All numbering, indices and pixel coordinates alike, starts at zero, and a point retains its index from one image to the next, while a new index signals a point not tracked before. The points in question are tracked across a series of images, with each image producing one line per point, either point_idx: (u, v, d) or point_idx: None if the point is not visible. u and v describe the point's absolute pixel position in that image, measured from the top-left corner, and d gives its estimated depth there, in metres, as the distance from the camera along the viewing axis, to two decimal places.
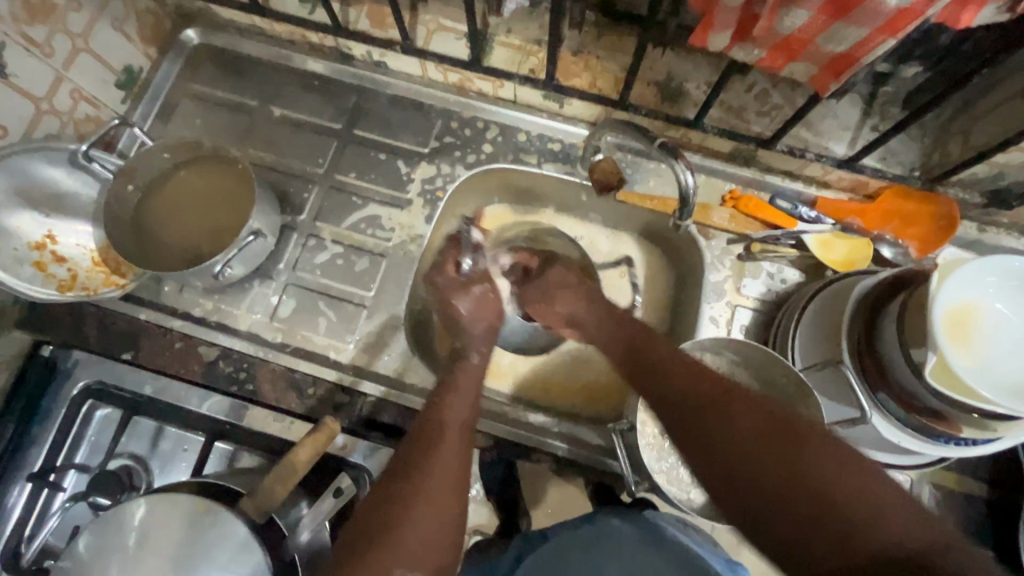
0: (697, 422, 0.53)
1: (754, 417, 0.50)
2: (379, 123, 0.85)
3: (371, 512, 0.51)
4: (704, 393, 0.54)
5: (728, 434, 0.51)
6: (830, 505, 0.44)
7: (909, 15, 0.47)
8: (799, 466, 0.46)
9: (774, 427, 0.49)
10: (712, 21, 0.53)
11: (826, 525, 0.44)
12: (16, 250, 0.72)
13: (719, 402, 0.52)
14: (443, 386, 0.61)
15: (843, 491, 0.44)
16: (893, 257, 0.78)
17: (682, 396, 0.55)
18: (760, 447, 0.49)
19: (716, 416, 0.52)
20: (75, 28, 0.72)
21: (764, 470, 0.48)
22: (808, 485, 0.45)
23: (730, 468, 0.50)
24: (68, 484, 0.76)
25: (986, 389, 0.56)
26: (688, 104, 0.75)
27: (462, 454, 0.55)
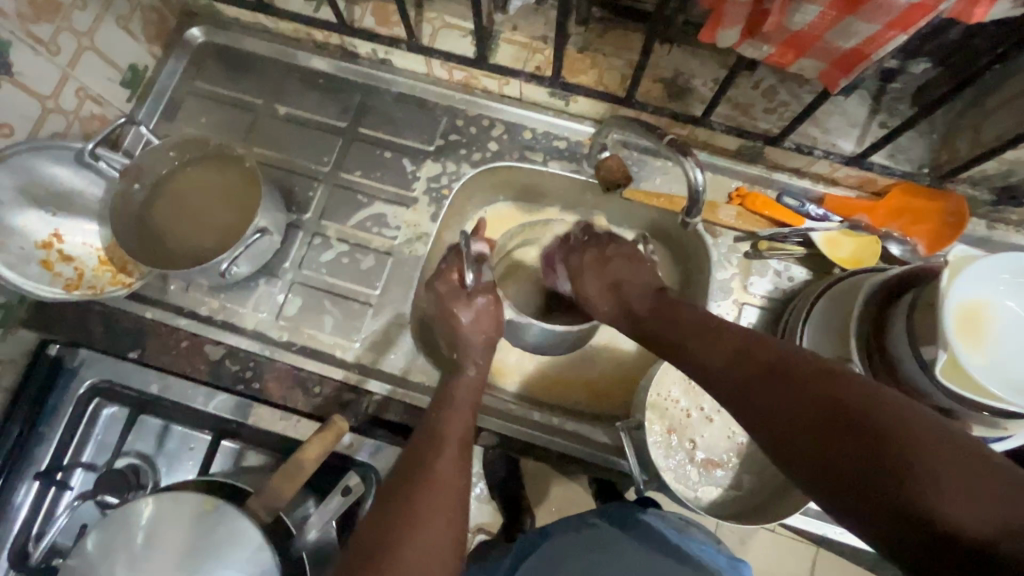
0: (753, 389, 0.49)
1: (817, 376, 0.45)
2: (384, 121, 0.84)
3: (373, 524, 0.51)
4: (757, 360, 0.50)
5: (789, 396, 0.46)
6: (909, 460, 0.37)
7: (921, 10, 0.47)
8: (870, 419, 0.40)
9: (840, 385, 0.44)
10: (721, 18, 0.53)
11: (905, 483, 0.37)
12: (22, 249, 0.71)
13: (775, 367, 0.48)
14: (439, 402, 0.63)
15: (928, 444, 0.37)
16: (902, 255, 0.77)
17: (735, 366, 0.51)
18: (823, 405, 0.43)
19: (773, 380, 0.48)
20: (80, 26, 0.72)
21: (817, 431, 0.42)
22: (883, 439, 0.39)
23: (791, 431, 0.44)
24: (76, 483, 0.77)
25: (997, 387, 0.55)
26: (695, 101, 0.75)
27: (461, 467, 0.55)
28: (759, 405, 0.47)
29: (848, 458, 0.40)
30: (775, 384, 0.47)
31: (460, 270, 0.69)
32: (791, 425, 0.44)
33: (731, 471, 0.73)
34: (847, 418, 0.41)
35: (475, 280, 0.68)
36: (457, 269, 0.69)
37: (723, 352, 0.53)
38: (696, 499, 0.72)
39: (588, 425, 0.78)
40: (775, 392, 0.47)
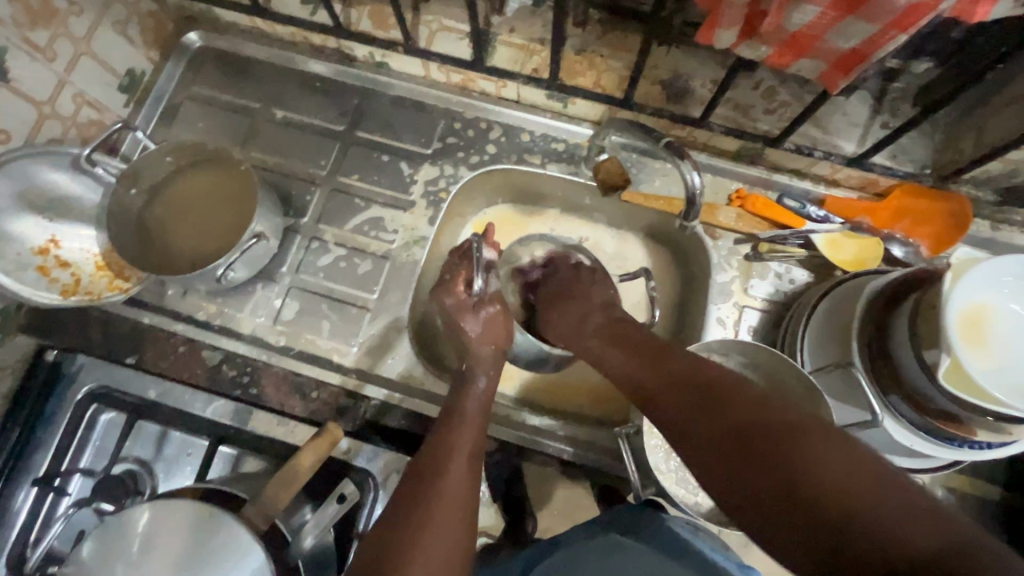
0: (688, 419, 0.50)
1: (749, 412, 0.47)
2: (382, 124, 0.84)
3: (382, 535, 0.50)
4: (700, 394, 0.50)
5: (719, 429, 0.47)
6: (824, 498, 0.39)
7: (921, 9, 0.46)
8: (790, 457, 0.42)
9: (765, 417, 0.46)
10: (717, 18, 0.52)
11: (826, 523, 0.38)
12: (18, 254, 0.71)
13: (710, 398, 0.49)
14: (448, 414, 0.63)
15: (842, 483, 0.39)
16: (905, 257, 0.76)
17: (672, 396, 0.53)
18: (751, 441, 0.45)
19: (710, 413, 0.49)
20: (76, 31, 0.72)
21: (748, 460, 0.44)
22: (806, 479, 0.40)
23: (722, 456, 0.46)
24: (74, 489, 0.76)
25: (1000, 391, 0.54)
26: (695, 102, 0.74)
27: (469, 479, 0.56)
28: (695, 435, 0.49)
29: (770, 492, 0.42)
30: (712, 416, 0.48)
31: (464, 281, 0.71)
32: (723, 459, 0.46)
33: None
34: (772, 457, 0.43)
35: (483, 288, 0.70)
36: (463, 280, 0.71)
37: (664, 380, 0.55)
38: (697, 505, 0.70)
39: (588, 429, 0.78)
40: (707, 425, 0.48)
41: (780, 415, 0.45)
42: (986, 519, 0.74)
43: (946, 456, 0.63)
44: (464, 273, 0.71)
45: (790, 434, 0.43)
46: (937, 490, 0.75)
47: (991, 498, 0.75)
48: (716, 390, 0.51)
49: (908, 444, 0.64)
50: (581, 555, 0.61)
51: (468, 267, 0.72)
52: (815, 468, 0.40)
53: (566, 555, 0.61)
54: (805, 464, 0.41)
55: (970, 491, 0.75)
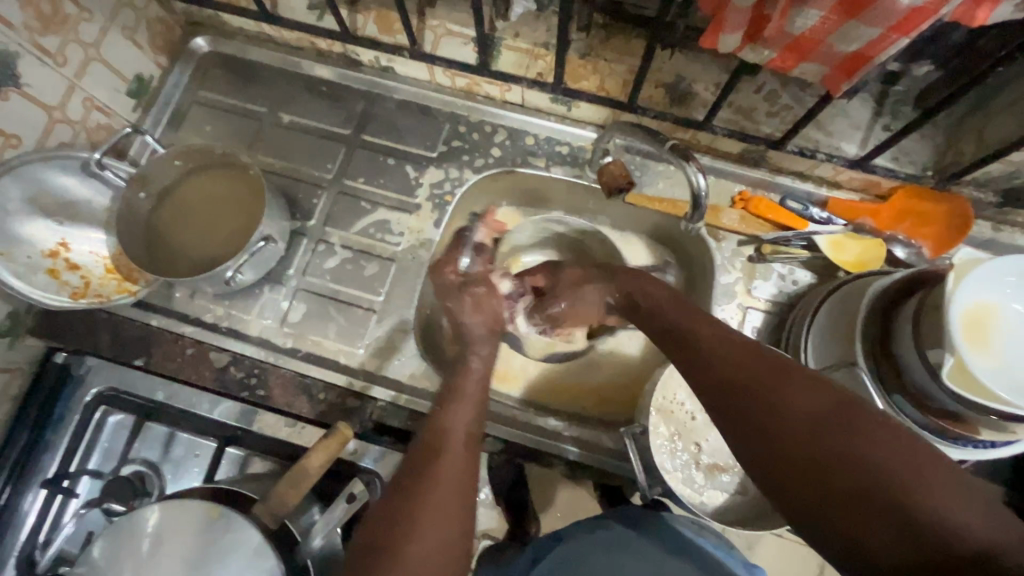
0: (755, 398, 0.50)
1: (820, 402, 0.47)
2: (387, 127, 0.85)
3: (381, 518, 0.51)
4: (762, 374, 0.51)
5: (785, 418, 0.47)
6: (888, 483, 0.41)
7: (922, 14, 0.47)
8: (859, 455, 0.43)
9: (837, 409, 0.46)
10: (722, 22, 0.53)
11: (892, 522, 0.40)
12: (30, 258, 0.72)
13: (776, 381, 0.50)
14: (445, 394, 0.63)
15: (910, 483, 0.41)
16: (907, 257, 0.77)
17: (734, 379, 0.52)
18: (820, 437, 0.45)
19: (773, 398, 0.49)
20: (87, 38, 0.73)
21: (811, 441, 0.45)
22: (873, 478, 0.42)
23: (784, 434, 0.47)
24: (83, 490, 0.77)
25: (1004, 390, 0.55)
26: (698, 105, 0.75)
27: (467, 460, 0.56)
28: (755, 419, 0.49)
29: (834, 474, 0.43)
30: (781, 400, 0.48)
31: (454, 264, 0.72)
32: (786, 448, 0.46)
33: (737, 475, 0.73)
34: (839, 450, 0.44)
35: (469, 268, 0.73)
36: (451, 263, 0.72)
37: (721, 361, 0.54)
38: (703, 504, 0.70)
39: (592, 429, 0.78)
40: (773, 411, 0.48)
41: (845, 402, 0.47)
42: None
43: (950, 456, 0.64)
44: (452, 256, 0.73)
45: (862, 431, 0.44)
46: None
47: (995, 497, 0.75)
48: (782, 375, 0.50)
49: None
50: (587, 549, 0.62)
51: (456, 250, 0.74)
52: (885, 466, 0.42)
53: (571, 553, 0.62)
54: (874, 461, 0.42)
55: None
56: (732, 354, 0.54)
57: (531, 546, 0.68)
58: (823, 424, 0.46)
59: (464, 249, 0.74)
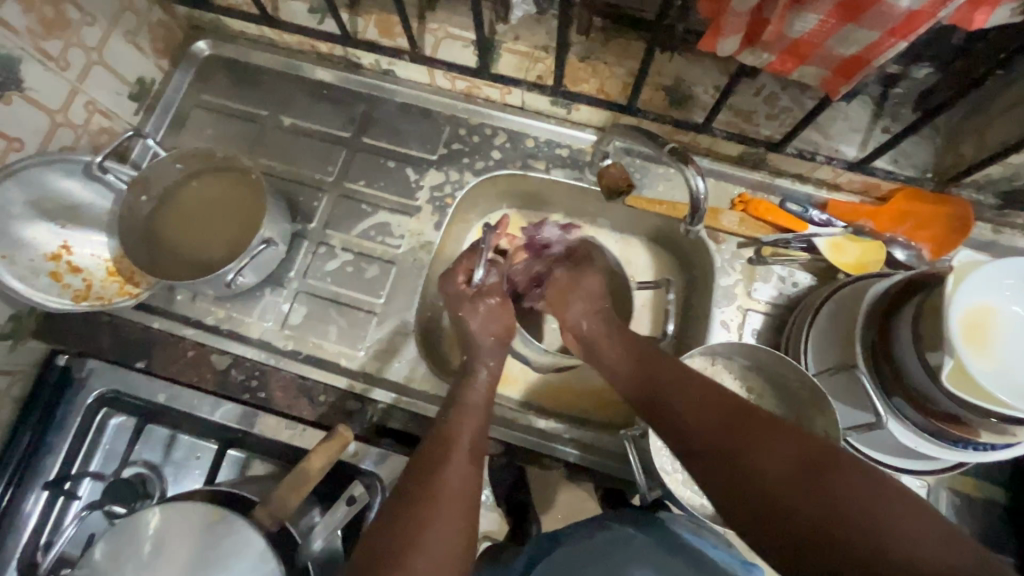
0: (721, 441, 0.52)
1: (791, 446, 0.49)
2: (388, 130, 0.85)
3: (384, 524, 0.51)
4: (727, 416, 0.53)
5: (760, 464, 0.49)
6: (850, 518, 0.43)
7: (920, 17, 0.47)
8: (835, 497, 0.44)
9: (797, 452, 0.48)
10: (721, 26, 0.53)
11: (861, 557, 0.41)
12: (32, 261, 0.72)
13: (740, 424, 0.52)
14: (450, 404, 0.63)
15: (886, 525, 0.41)
16: (907, 259, 0.76)
17: (709, 428, 0.54)
18: (795, 483, 0.46)
19: (748, 445, 0.50)
20: (89, 42, 0.73)
21: (773, 480, 0.47)
22: (851, 522, 0.42)
23: (750, 476, 0.49)
24: (84, 492, 0.77)
25: (1003, 393, 0.55)
26: (697, 108, 0.75)
27: (470, 470, 0.56)
28: (722, 460, 0.51)
29: (797, 512, 0.45)
30: (747, 444, 0.51)
31: (466, 273, 0.71)
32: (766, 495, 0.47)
33: None
34: (816, 495, 0.45)
35: (483, 279, 0.71)
36: (464, 269, 0.72)
37: (697, 407, 0.56)
38: (703, 507, 0.70)
39: (593, 432, 0.78)
40: (749, 459, 0.50)
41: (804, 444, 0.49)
42: (991, 521, 0.74)
43: (951, 458, 0.64)
44: (467, 263, 0.72)
45: (837, 474, 0.45)
46: (942, 493, 0.75)
47: (996, 500, 0.75)
48: (754, 422, 0.52)
49: (912, 446, 0.64)
50: (584, 550, 0.62)
51: (472, 257, 0.72)
52: (861, 509, 0.43)
53: (571, 554, 0.62)
54: (850, 505, 0.43)
55: (975, 494, 0.75)
56: (705, 401, 0.56)
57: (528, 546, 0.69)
58: (799, 469, 0.47)
59: (481, 261, 0.71)
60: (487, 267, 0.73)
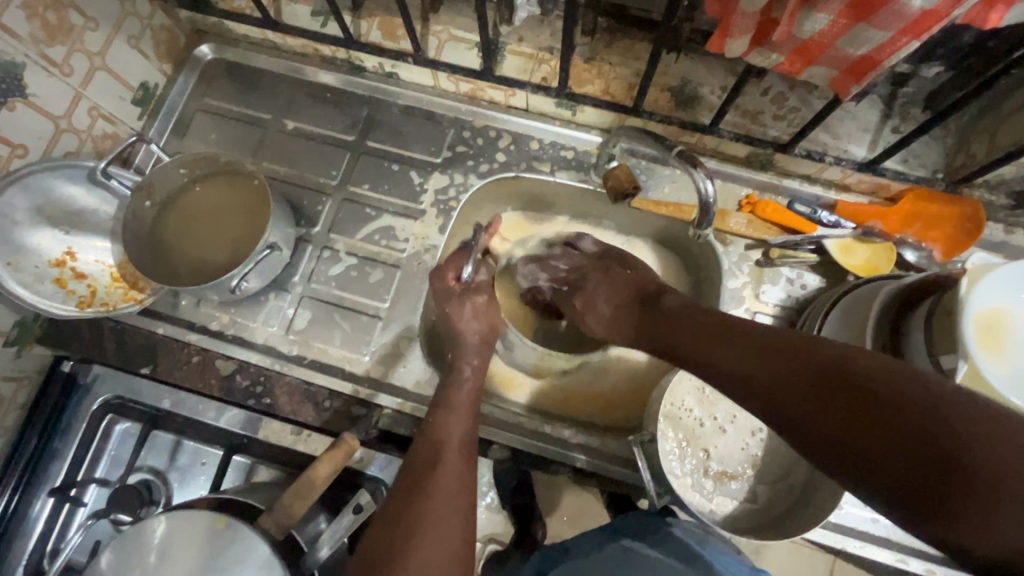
0: (762, 369, 0.48)
1: (836, 367, 0.43)
2: (391, 133, 0.85)
3: (380, 533, 0.53)
4: (764, 348, 0.49)
5: (802, 391, 0.44)
6: (888, 419, 0.37)
7: (932, 17, 0.46)
8: (887, 411, 0.38)
9: (838, 363, 0.43)
10: (729, 27, 0.52)
11: (905, 465, 0.36)
12: (37, 267, 0.72)
13: (785, 351, 0.47)
14: (436, 406, 0.62)
15: (929, 428, 0.36)
16: (917, 261, 0.76)
17: (751, 367, 0.49)
18: (832, 388, 0.42)
19: (805, 378, 0.44)
20: (92, 47, 0.73)
21: (811, 393, 0.43)
22: (928, 450, 0.35)
23: (784, 394, 0.45)
24: (89, 499, 0.77)
25: (1019, 397, 0.54)
26: (703, 109, 0.75)
27: (463, 471, 0.57)
28: (762, 384, 0.47)
29: (833, 421, 0.41)
30: (789, 363, 0.46)
31: (457, 269, 0.69)
32: (809, 422, 0.42)
33: (746, 482, 0.72)
34: (864, 410, 0.39)
35: (472, 275, 0.69)
36: (454, 266, 0.69)
37: (751, 351, 0.50)
38: (712, 513, 0.69)
39: (600, 436, 0.77)
40: (790, 389, 0.45)
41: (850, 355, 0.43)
42: None
43: None
44: (456, 262, 0.69)
45: (891, 390, 0.39)
46: None
47: None
48: (792, 342, 0.48)
49: None
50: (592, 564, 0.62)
51: (460, 255, 0.69)
52: (918, 422, 0.36)
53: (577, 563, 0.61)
54: (904, 417, 0.37)
55: None
56: (745, 343, 0.51)
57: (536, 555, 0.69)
58: (844, 387, 0.41)
59: (470, 257, 0.68)
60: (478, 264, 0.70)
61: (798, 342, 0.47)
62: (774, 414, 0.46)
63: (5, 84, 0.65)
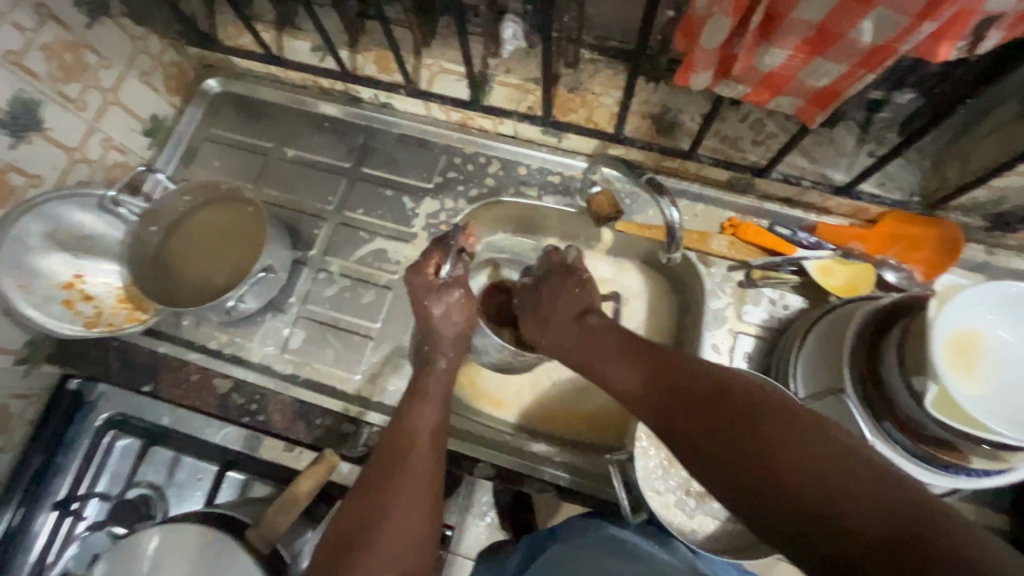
0: (675, 402, 0.53)
1: (745, 412, 0.49)
2: (385, 160, 0.88)
3: (351, 513, 0.54)
4: (676, 379, 0.55)
5: (707, 428, 0.50)
6: (780, 460, 0.44)
7: (884, 51, 0.48)
8: (765, 445, 0.45)
9: (740, 406, 0.49)
10: (692, 62, 0.55)
11: (788, 496, 0.42)
12: (47, 289, 0.76)
13: (693, 387, 0.53)
14: (412, 393, 0.65)
15: (803, 465, 0.43)
16: (898, 281, 0.77)
17: (664, 397, 0.55)
18: (737, 427, 0.48)
19: (712, 415, 0.50)
20: (106, 83, 0.78)
21: (720, 430, 0.49)
22: (806, 483, 0.42)
23: (694, 426, 0.51)
24: (90, 513, 0.80)
25: (991, 418, 0.54)
26: (683, 135, 0.78)
27: (434, 457, 0.59)
28: (676, 415, 0.53)
29: (737, 457, 0.46)
30: (698, 398, 0.52)
31: (436, 264, 0.68)
32: (712, 461, 0.48)
33: None
34: (751, 451, 0.46)
35: (451, 272, 0.68)
36: (434, 262, 0.68)
37: (666, 384, 0.55)
38: (693, 533, 0.70)
39: (584, 455, 0.79)
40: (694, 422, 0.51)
41: (749, 398, 0.50)
42: None
43: (943, 484, 0.63)
44: (436, 257, 0.68)
45: (773, 429, 0.46)
46: None
47: (999, 528, 0.72)
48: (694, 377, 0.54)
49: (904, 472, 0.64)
50: (582, 549, 0.63)
51: (440, 251, 0.68)
52: (795, 459, 0.43)
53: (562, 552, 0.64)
54: (780, 460, 0.44)
55: (975, 519, 0.73)
56: (665, 369, 0.57)
57: (522, 543, 0.71)
58: (741, 428, 0.48)
59: (449, 254, 0.68)
60: (456, 260, 0.69)
61: (706, 379, 0.54)
62: (683, 441, 0.51)
63: (23, 120, 0.69)
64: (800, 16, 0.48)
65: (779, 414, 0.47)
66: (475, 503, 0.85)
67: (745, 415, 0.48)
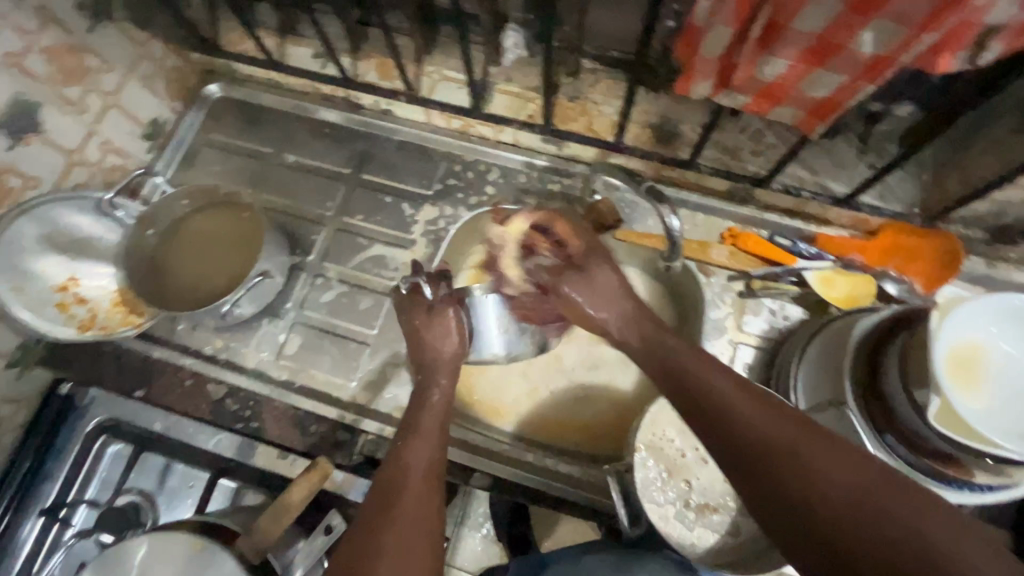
0: (776, 457, 0.48)
1: (865, 479, 0.45)
2: (385, 167, 0.88)
3: (342, 562, 0.52)
4: (774, 432, 0.49)
5: (814, 487, 0.45)
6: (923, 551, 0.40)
7: (884, 63, 0.48)
8: (903, 530, 0.42)
9: (861, 476, 0.45)
10: (692, 71, 0.55)
11: None
12: (40, 293, 0.75)
13: (795, 444, 0.48)
14: (405, 428, 0.62)
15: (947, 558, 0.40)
16: (899, 293, 0.75)
17: (763, 449, 0.49)
18: (863, 503, 0.44)
19: (830, 484, 0.45)
20: (107, 87, 0.78)
21: (843, 503, 0.44)
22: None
23: (807, 494, 0.45)
24: (79, 520, 0.78)
25: (994, 432, 0.53)
26: (683, 145, 0.78)
27: (428, 500, 0.56)
28: (780, 477, 0.47)
29: (868, 541, 0.42)
30: (806, 460, 0.47)
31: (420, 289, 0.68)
32: (831, 540, 0.44)
33: (728, 515, 0.70)
34: (888, 538, 0.42)
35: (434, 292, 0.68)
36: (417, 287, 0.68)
37: (761, 433, 0.49)
38: (692, 546, 0.68)
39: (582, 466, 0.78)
40: (814, 478, 0.46)
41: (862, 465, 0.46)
42: None
43: (946, 498, 0.62)
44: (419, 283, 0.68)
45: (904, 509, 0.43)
46: None
47: (1005, 545, 0.71)
48: (795, 430, 0.49)
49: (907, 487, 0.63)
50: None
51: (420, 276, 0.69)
52: (939, 550, 0.40)
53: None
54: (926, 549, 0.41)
55: None
56: (759, 412, 0.51)
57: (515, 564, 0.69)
58: (870, 505, 0.43)
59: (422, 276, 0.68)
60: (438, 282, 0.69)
61: (805, 434, 0.49)
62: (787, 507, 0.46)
63: (21, 122, 0.70)
64: (800, 26, 0.48)
65: (899, 484, 0.44)
66: (471, 515, 0.82)
67: (868, 490, 0.44)
